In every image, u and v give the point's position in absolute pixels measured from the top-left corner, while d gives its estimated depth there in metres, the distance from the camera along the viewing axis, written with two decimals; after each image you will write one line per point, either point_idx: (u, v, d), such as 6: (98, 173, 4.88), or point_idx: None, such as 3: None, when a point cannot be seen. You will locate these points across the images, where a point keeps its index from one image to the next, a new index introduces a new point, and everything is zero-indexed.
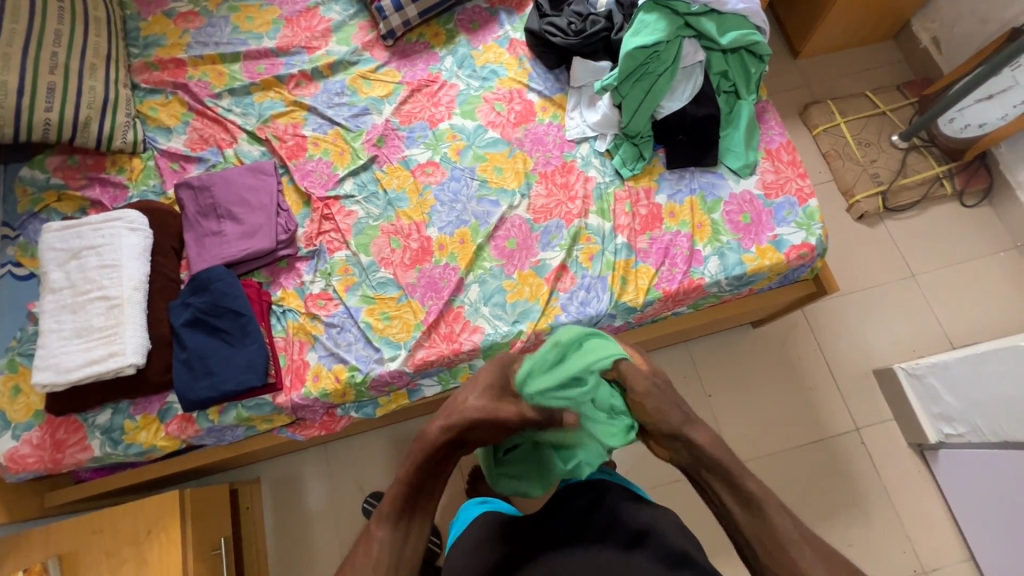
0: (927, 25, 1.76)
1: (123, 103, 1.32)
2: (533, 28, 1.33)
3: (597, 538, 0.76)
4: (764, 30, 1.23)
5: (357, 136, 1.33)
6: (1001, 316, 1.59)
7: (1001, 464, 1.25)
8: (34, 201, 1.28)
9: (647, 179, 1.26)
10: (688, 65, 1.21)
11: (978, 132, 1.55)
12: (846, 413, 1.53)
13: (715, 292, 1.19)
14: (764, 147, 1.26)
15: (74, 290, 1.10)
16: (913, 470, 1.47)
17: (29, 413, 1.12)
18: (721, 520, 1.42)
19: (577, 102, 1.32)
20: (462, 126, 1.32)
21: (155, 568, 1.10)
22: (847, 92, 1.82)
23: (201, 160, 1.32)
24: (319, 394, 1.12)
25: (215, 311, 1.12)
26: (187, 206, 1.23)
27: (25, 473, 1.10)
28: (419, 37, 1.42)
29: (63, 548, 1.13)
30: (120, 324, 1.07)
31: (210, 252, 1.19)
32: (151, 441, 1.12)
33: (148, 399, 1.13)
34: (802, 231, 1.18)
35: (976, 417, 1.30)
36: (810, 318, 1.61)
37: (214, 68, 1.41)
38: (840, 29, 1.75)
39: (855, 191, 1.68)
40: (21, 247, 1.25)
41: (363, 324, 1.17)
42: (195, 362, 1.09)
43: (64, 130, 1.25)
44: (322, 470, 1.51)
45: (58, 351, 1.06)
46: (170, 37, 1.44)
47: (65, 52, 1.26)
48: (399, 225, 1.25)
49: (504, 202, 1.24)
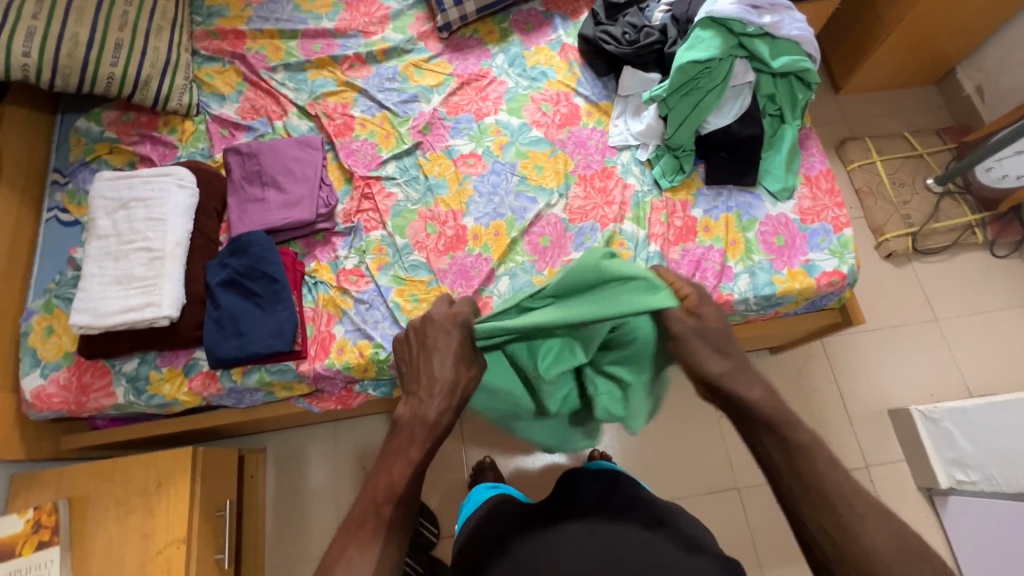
0: (972, 73, 1.77)
1: (183, 67, 1.35)
2: (587, 35, 1.35)
3: (615, 517, 0.77)
4: (816, 58, 1.25)
5: (404, 122, 1.35)
6: (1023, 369, 1.58)
7: (1015, 515, 1.24)
8: (86, 151, 1.32)
9: (684, 192, 1.27)
10: (738, 84, 1.22)
11: (1015, 184, 1.55)
12: (857, 449, 1.52)
13: (742, 310, 1.20)
14: (804, 173, 1.27)
15: (119, 239, 1.13)
16: (920, 513, 1.46)
17: (59, 354, 1.15)
18: (721, 540, 1.42)
19: (622, 111, 1.34)
20: (507, 122, 1.34)
21: (162, 521, 1.12)
22: (886, 132, 1.83)
23: (250, 129, 1.35)
24: (342, 366, 1.14)
25: (252, 274, 1.14)
26: (234, 170, 1.26)
27: (49, 412, 1.12)
28: (473, 33, 1.45)
29: (75, 490, 1.15)
30: (160, 276, 1.10)
31: (250, 217, 1.22)
32: (174, 395, 1.13)
33: (175, 352, 1.15)
34: (834, 259, 1.18)
35: (991, 466, 1.29)
36: (829, 351, 1.61)
37: (273, 43, 1.44)
38: (886, 68, 1.76)
39: (886, 230, 1.69)
40: (69, 194, 1.28)
41: (392, 303, 1.18)
42: (226, 322, 1.11)
43: (125, 86, 1.29)
44: (329, 446, 1.52)
45: (97, 296, 1.09)
46: (233, 9, 1.48)
47: (135, 12, 1.31)
48: (436, 211, 1.27)
49: (541, 200, 1.26)
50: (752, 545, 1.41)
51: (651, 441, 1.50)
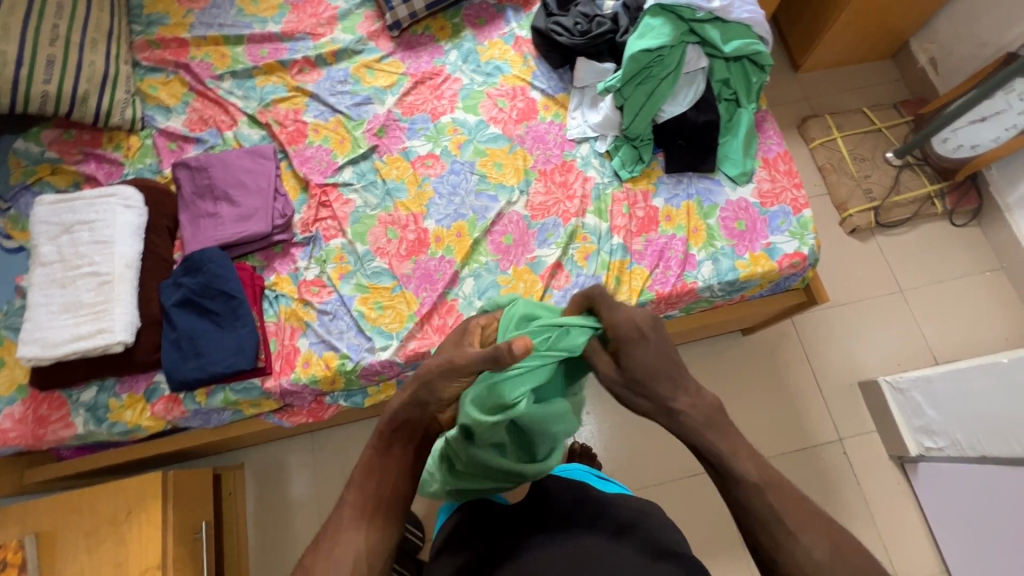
0: (925, 46, 1.79)
1: (123, 80, 1.30)
2: (539, 27, 1.33)
3: (581, 527, 0.75)
4: (767, 40, 1.24)
5: (358, 125, 1.32)
6: (984, 334, 1.62)
7: (980, 478, 1.27)
8: (27, 173, 1.26)
9: (645, 182, 1.27)
10: (691, 71, 1.22)
11: (971, 153, 1.57)
12: (830, 424, 1.54)
13: (707, 297, 1.20)
14: (761, 156, 1.27)
15: (65, 264, 1.09)
16: (892, 482, 1.49)
17: (12, 387, 1.11)
18: (701, 523, 1.43)
19: (579, 103, 1.33)
20: (464, 120, 1.32)
21: (135, 550, 1.09)
22: (845, 108, 1.85)
23: (199, 141, 1.31)
24: (309, 380, 1.12)
25: (208, 293, 1.11)
26: (184, 185, 1.22)
27: (5, 448, 1.09)
28: (425, 29, 1.42)
29: (41, 525, 1.11)
30: (110, 300, 1.06)
31: (204, 233, 1.18)
32: (137, 421, 1.10)
33: (134, 377, 1.12)
34: (795, 240, 1.19)
35: (956, 432, 1.33)
36: (799, 328, 1.63)
37: (217, 50, 1.39)
38: (841, 45, 1.78)
39: (848, 206, 1.71)
40: (11, 220, 1.23)
41: (356, 312, 1.16)
42: (184, 343, 1.08)
43: (62, 104, 1.24)
44: (305, 458, 1.50)
45: (46, 325, 1.06)
46: (174, 16, 1.42)
47: (66, 25, 1.26)
48: (396, 215, 1.25)
49: (502, 197, 1.25)
50: (732, 524, 1.43)
51: (631, 429, 1.51)
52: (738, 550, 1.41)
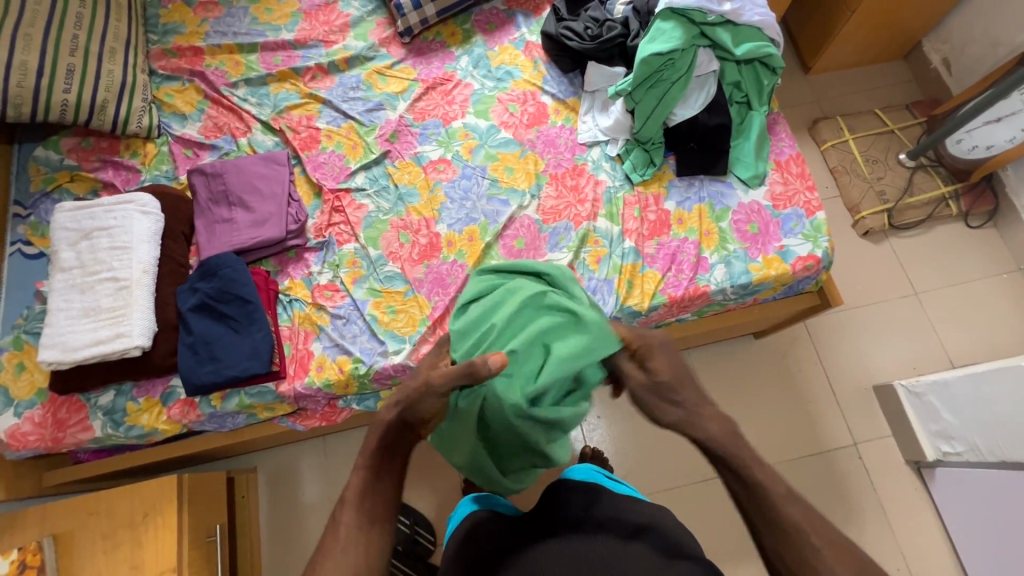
0: (938, 46, 1.77)
1: (140, 88, 1.32)
2: (550, 32, 1.34)
3: (593, 531, 0.74)
4: (779, 42, 1.24)
5: (370, 131, 1.33)
6: (1001, 337, 1.59)
7: (1001, 484, 1.25)
8: (47, 180, 1.29)
9: (656, 185, 1.27)
10: (702, 74, 1.21)
11: (986, 154, 1.55)
12: (845, 428, 1.53)
13: (720, 300, 1.20)
14: (773, 159, 1.27)
15: (84, 270, 1.11)
16: (909, 487, 1.47)
17: (32, 391, 1.13)
18: (715, 528, 1.42)
19: (590, 106, 1.33)
20: (475, 125, 1.33)
21: (150, 552, 1.10)
22: (857, 109, 1.84)
23: (214, 148, 1.32)
24: (323, 383, 1.12)
25: (223, 297, 1.12)
26: (200, 192, 1.24)
27: (25, 451, 1.10)
28: (436, 35, 1.43)
29: (59, 527, 1.12)
30: (128, 305, 1.08)
31: (219, 238, 1.20)
32: (153, 424, 1.12)
33: (151, 382, 1.14)
34: (808, 243, 1.18)
35: (975, 436, 1.30)
36: (812, 331, 1.62)
37: (232, 58, 1.41)
38: (852, 46, 1.77)
39: (861, 208, 1.69)
40: (32, 226, 1.25)
41: (369, 316, 1.17)
42: (199, 347, 1.10)
43: (81, 112, 1.26)
44: (318, 462, 1.50)
45: (66, 329, 1.07)
46: (189, 25, 1.45)
47: (85, 35, 1.28)
48: (408, 220, 1.25)
49: (514, 202, 1.25)
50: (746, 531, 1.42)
51: (642, 433, 1.50)
52: (753, 556, 1.40)
